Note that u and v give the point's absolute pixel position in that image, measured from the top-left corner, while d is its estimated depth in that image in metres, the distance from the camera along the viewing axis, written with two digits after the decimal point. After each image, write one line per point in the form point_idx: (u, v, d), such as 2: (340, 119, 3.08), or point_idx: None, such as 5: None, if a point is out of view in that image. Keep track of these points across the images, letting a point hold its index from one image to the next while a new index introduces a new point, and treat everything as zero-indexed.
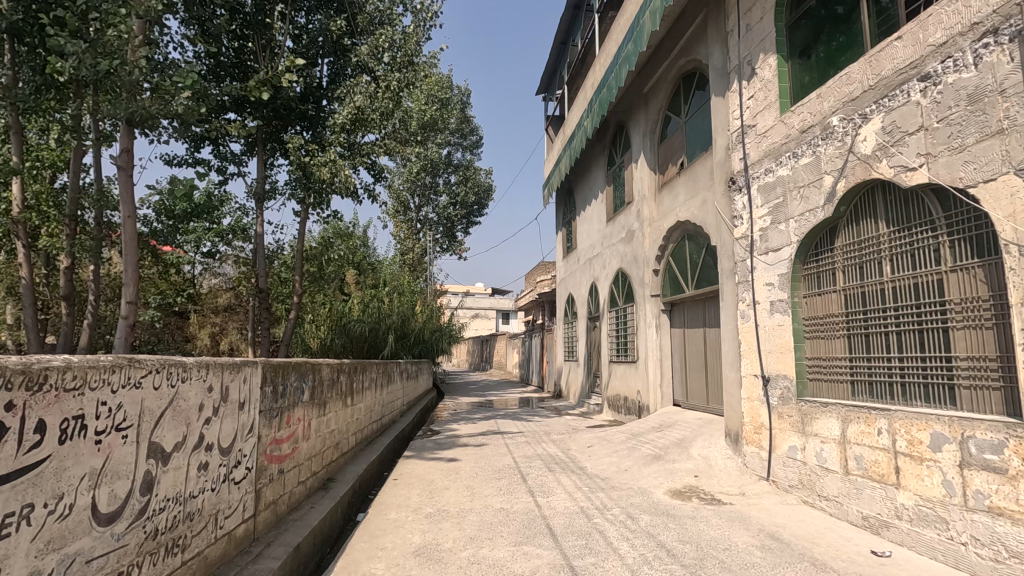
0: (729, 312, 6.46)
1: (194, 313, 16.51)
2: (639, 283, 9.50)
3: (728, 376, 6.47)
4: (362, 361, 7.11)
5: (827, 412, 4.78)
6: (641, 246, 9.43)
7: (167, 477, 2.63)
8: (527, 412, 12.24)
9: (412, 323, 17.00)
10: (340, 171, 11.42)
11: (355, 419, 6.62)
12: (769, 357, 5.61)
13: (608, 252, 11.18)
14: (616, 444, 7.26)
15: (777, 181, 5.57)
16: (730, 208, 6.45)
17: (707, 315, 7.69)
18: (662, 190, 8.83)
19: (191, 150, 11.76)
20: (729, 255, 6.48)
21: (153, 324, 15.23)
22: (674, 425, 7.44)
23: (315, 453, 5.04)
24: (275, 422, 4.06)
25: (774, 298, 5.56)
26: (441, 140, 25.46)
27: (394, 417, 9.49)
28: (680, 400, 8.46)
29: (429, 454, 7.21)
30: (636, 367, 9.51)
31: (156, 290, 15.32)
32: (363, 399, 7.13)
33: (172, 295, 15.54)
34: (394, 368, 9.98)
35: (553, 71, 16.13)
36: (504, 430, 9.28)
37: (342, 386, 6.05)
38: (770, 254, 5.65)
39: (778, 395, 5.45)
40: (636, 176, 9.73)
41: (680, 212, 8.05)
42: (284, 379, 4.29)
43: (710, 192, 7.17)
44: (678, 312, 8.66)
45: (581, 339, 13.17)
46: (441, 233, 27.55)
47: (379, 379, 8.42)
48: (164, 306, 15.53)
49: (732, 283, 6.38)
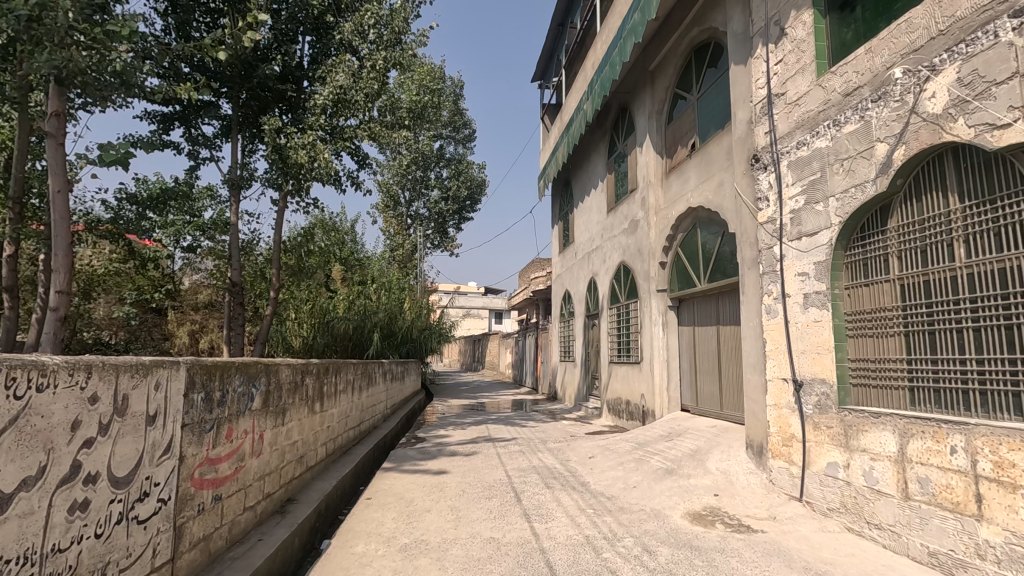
0: (751, 308, 5.70)
1: (173, 311, 15.56)
2: (643, 277, 8.73)
3: (750, 379, 5.70)
4: (336, 361, 6.30)
5: (879, 425, 4.02)
6: (646, 236, 8.67)
7: (4, 530, 1.82)
8: (520, 415, 11.44)
9: (399, 321, 16.19)
10: (320, 155, 10.55)
11: (325, 428, 5.81)
12: (803, 359, 4.85)
13: (608, 244, 10.40)
14: (622, 456, 6.47)
15: (813, 154, 4.80)
16: (753, 189, 5.70)
17: (721, 311, 6.94)
18: (671, 174, 8.07)
19: (158, 131, 10.88)
20: (752, 243, 5.72)
21: (127, 321, 14.34)
22: (686, 434, 6.67)
23: (270, 470, 4.23)
24: (209, 438, 3.24)
25: (808, 291, 4.81)
26: (433, 133, 24.60)
27: (375, 422, 8.68)
28: (690, 405, 7.70)
29: (412, 465, 6.41)
30: (639, 368, 8.74)
31: (132, 285, 14.34)
32: (336, 404, 6.31)
33: (149, 291, 14.58)
34: (377, 368, 9.17)
35: (550, 57, 15.37)
36: (496, 436, 8.49)
37: (309, 390, 5.24)
38: (804, 239, 4.89)
39: (814, 402, 4.70)
40: (641, 161, 8.96)
41: (692, 198, 7.29)
42: (224, 383, 3.48)
43: (727, 174, 6.42)
44: (687, 310, 7.91)
45: (578, 338, 12.41)
46: (433, 229, 26.69)
47: (358, 382, 7.62)
48: (139, 303, 14.57)
49: (755, 275, 5.63)
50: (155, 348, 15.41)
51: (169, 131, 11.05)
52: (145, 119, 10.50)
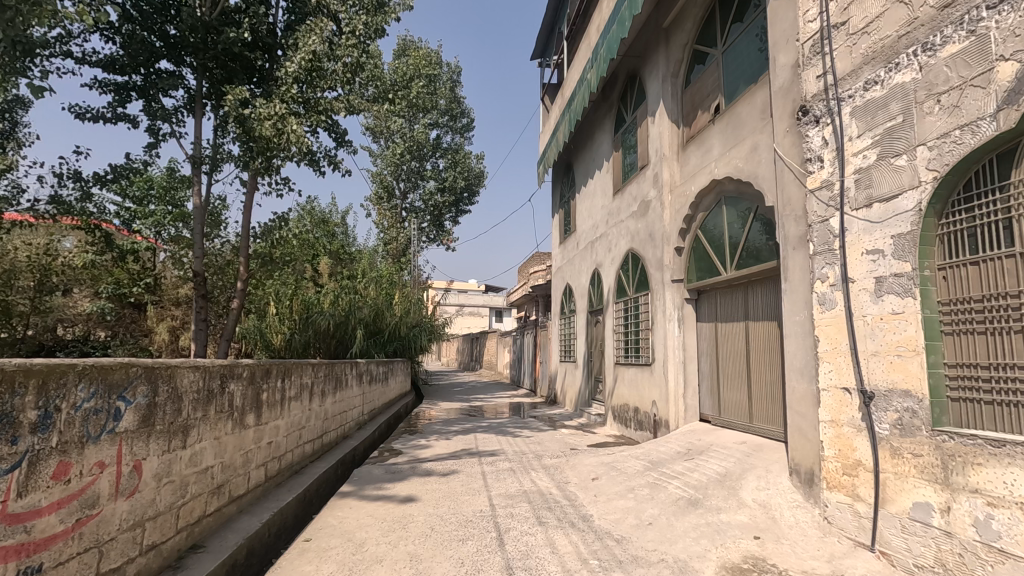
0: (797, 298, 4.54)
1: (151, 305, 14.33)
2: (655, 266, 7.57)
3: (795, 388, 4.53)
4: (282, 361, 5.14)
5: (1003, 458, 2.87)
6: (659, 219, 7.49)
7: None
8: (514, 422, 10.30)
9: (387, 316, 15.06)
10: (288, 126, 9.38)
11: (264, 443, 4.69)
12: (877, 365, 3.67)
13: (615, 230, 9.23)
14: (631, 480, 5.30)
15: (891, 94, 3.65)
16: (800, 150, 4.54)
17: (753, 304, 5.79)
18: (691, 144, 6.91)
19: (114, 104, 9.78)
20: (798, 216, 4.55)
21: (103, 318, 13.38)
22: (710, 453, 5.51)
23: (157, 513, 3.10)
24: (8, 483, 2.11)
25: (882, 274, 3.65)
26: (428, 121, 23.42)
27: (345, 430, 7.58)
28: (711, 415, 6.59)
29: (376, 490, 5.27)
30: (651, 371, 7.59)
31: (110, 279, 13.26)
32: (283, 414, 5.18)
33: (127, 283, 13.52)
34: (350, 369, 8.02)
35: (551, 32, 14.19)
36: (483, 448, 7.35)
37: (234, 400, 4.10)
38: (875, 206, 3.73)
39: (891, 421, 3.55)
40: (653, 132, 7.79)
41: (716, 169, 6.13)
42: (54, 396, 2.35)
43: (763, 135, 5.25)
44: (708, 303, 6.78)
45: (580, 337, 11.26)
46: (428, 222, 25.56)
47: (321, 386, 6.50)
48: (116, 297, 13.48)
49: (803, 256, 4.46)
50: (132, 345, 14.20)
51: (126, 103, 9.93)
52: (94, 88, 9.38)
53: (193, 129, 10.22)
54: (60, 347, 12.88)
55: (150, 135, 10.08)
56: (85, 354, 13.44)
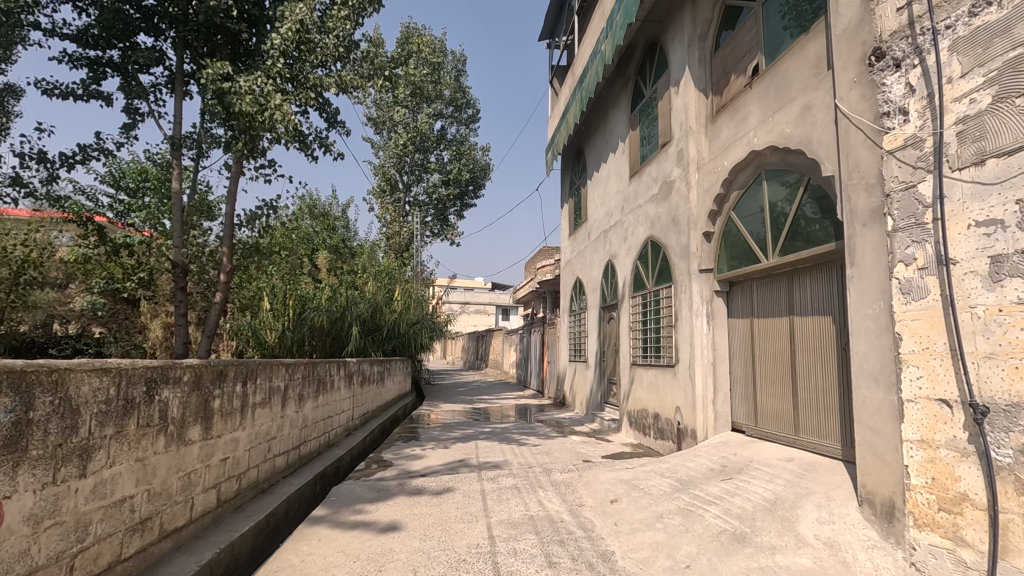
0: (868, 286, 3.67)
1: (146, 301, 13.54)
2: (678, 255, 6.70)
3: (865, 397, 3.67)
4: (243, 361, 4.33)
5: None
6: (683, 201, 6.62)
7: None
8: (519, 426, 9.49)
9: (385, 312, 14.26)
10: (271, 100, 8.53)
11: (215, 461, 3.87)
12: (993, 372, 2.82)
13: (631, 217, 8.38)
14: (657, 505, 4.44)
15: (1015, 15, 2.79)
16: (875, 103, 3.66)
17: (803, 296, 4.95)
18: (723, 113, 6.03)
19: (88, 82, 9.03)
20: (870, 185, 3.68)
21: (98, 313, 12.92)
22: (751, 473, 4.64)
23: (33, 570, 2.29)
24: None
25: (1003, 251, 2.78)
26: (432, 111, 22.59)
27: (330, 438, 6.75)
28: (745, 424, 5.75)
29: (354, 516, 4.45)
30: (674, 373, 6.73)
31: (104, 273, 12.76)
32: (244, 424, 4.36)
33: (120, 279, 12.52)
34: (336, 370, 7.21)
35: (561, 9, 13.29)
36: (484, 459, 6.53)
37: (168, 411, 3.29)
38: (989, 164, 2.87)
39: (1016, 446, 2.68)
40: (676, 104, 6.92)
41: (755, 139, 5.25)
42: None
43: (818, 92, 4.38)
44: (742, 296, 5.93)
45: (591, 334, 10.41)
46: (432, 216, 24.76)
47: (298, 390, 5.67)
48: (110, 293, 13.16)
49: (878, 233, 3.59)
50: (127, 342, 13.57)
51: (102, 81, 9.17)
52: (64, 63, 8.63)
53: (173, 109, 9.41)
54: (52, 344, 12.46)
55: (127, 115, 9.28)
56: (78, 350, 12.99)
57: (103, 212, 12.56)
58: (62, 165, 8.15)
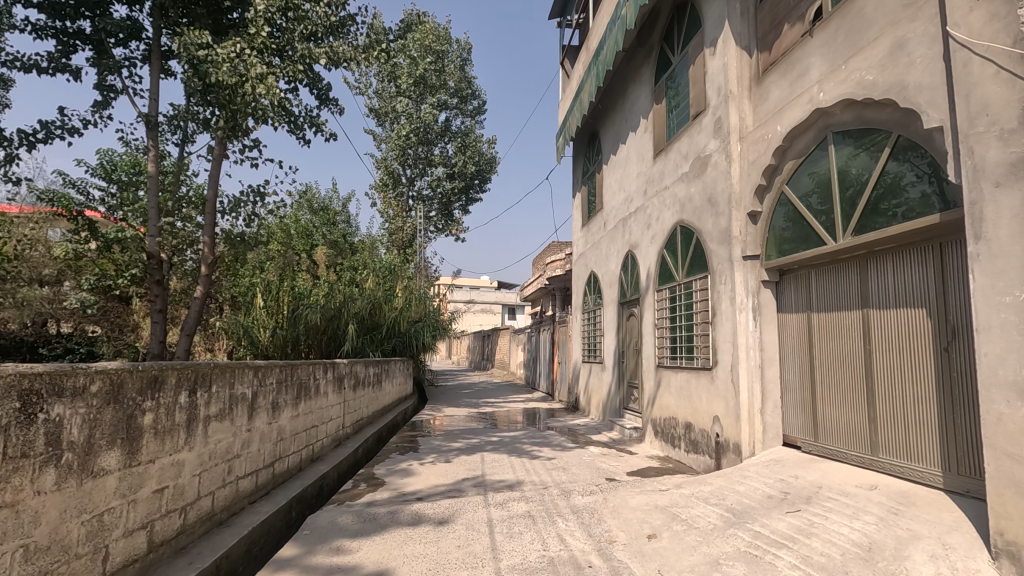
0: (1005, 267, 2.75)
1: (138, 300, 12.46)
2: (716, 241, 5.78)
3: (1002, 414, 2.74)
4: (190, 363, 3.46)
5: None
6: (722, 178, 5.70)
7: None
8: (530, 434, 8.58)
9: (385, 310, 13.40)
10: (250, 69, 7.61)
11: (144, 494, 2.98)
12: None
13: (657, 200, 7.46)
14: (709, 545, 3.54)
15: None
16: (1013, 21, 2.74)
17: (885, 284, 4.03)
18: (773, 72, 5.11)
19: (57, 55, 8.21)
20: (1008, 132, 2.75)
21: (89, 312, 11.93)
22: (825, 504, 3.71)
23: None
24: None
25: None
26: (437, 101, 21.70)
27: (314, 451, 5.88)
28: (802, 438, 4.84)
29: (331, 559, 3.56)
30: (712, 378, 5.80)
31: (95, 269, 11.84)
32: (192, 444, 3.47)
33: (113, 275, 11.77)
34: (323, 373, 6.35)
35: None
36: (492, 477, 5.64)
37: (62, 434, 2.41)
38: None
39: None
40: (713, 67, 5.99)
41: (820, 95, 4.33)
42: None
43: (914, 24, 3.46)
44: (797, 286, 5.01)
45: (609, 332, 9.50)
46: (436, 210, 23.89)
47: (271, 397, 4.78)
48: (102, 291, 12.02)
49: (1022, 194, 2.67)
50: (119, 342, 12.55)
51: (71, 53, 8.35)
52: (27, 32, 7.79)
53: (149, 86, 8.55)
54: (43, 343, 11.51)
55: (99, 91, 8.45)
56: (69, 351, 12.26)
57: (95, 205, 11.79)
58: (21, 144, 7.29)
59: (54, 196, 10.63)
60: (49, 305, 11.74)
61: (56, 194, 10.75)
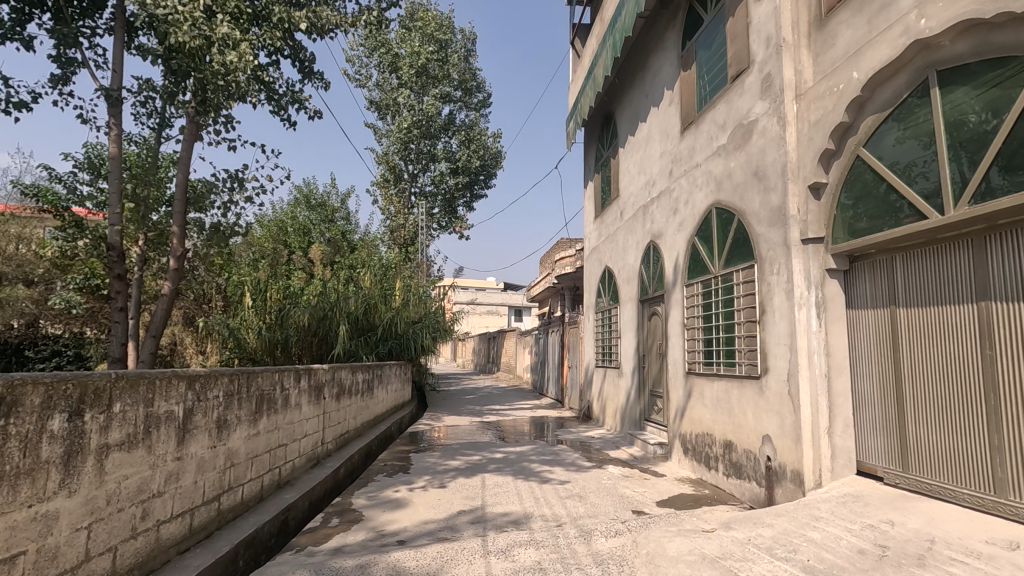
0: None
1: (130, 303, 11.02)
2: (767, 222, 4.76)
3: None
4: (74, 373, 2.51)
5: None
6: (773, 145, 4.69)
7: None
8: (539, 450, 7.56)
9: (382, 310, 12.44)
10: (215, 30, 6.64)
11: None
12: None
13: (686, 179, 6.44)
14: None
15: None
16: None
17: (1013, 269, 3.03)
18: (842, 8, 4.12)
19: (9, 24, 7.29)
20: None
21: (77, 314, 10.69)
22: (950, 569, 2.69)
23: None
24: None
25: None
26: (440, 93, 20.71)
27: (281, 476, 4.91)
28: (885, 468, 3.82)
29: None
30: (763, 389, 4.77)
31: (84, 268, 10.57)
32: (73, 487, 2.50)
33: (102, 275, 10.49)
34: (295, 381, 5.38)
35: None
36: (494, 509, 4.65)
37: None
38: None
39: None
40: (759, 14, 5.00)
41: (919, 25, 3.34)
42: None
43: None
44: (873, 274, 3.99)
45: (627, 334, 8.48)
46: (439, 208, 22.98)
47: (215, 413, 3.80)
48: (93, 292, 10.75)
49: None
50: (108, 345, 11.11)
51: (26, 21, 7.42)
52: None
53: (112, 58, 7.62)
54: (30, 347, 10.93)
55: (58, 65, 7.52)
56: (58, 354, 11.09)
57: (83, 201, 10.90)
58: None
59: (34, 190, 9.81)
60: (34, 306, 10.64)
61: (40, 188, 9.96)
